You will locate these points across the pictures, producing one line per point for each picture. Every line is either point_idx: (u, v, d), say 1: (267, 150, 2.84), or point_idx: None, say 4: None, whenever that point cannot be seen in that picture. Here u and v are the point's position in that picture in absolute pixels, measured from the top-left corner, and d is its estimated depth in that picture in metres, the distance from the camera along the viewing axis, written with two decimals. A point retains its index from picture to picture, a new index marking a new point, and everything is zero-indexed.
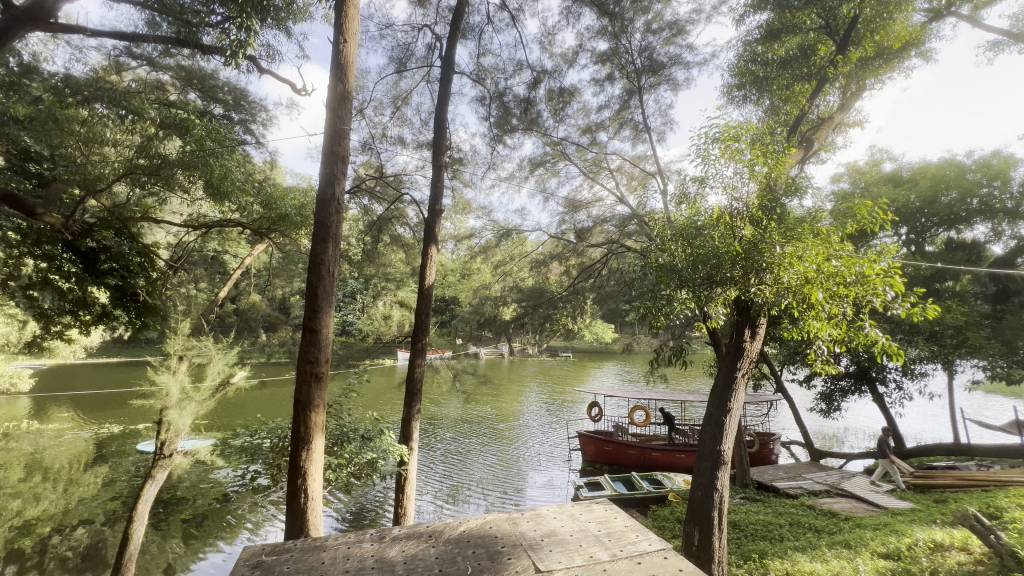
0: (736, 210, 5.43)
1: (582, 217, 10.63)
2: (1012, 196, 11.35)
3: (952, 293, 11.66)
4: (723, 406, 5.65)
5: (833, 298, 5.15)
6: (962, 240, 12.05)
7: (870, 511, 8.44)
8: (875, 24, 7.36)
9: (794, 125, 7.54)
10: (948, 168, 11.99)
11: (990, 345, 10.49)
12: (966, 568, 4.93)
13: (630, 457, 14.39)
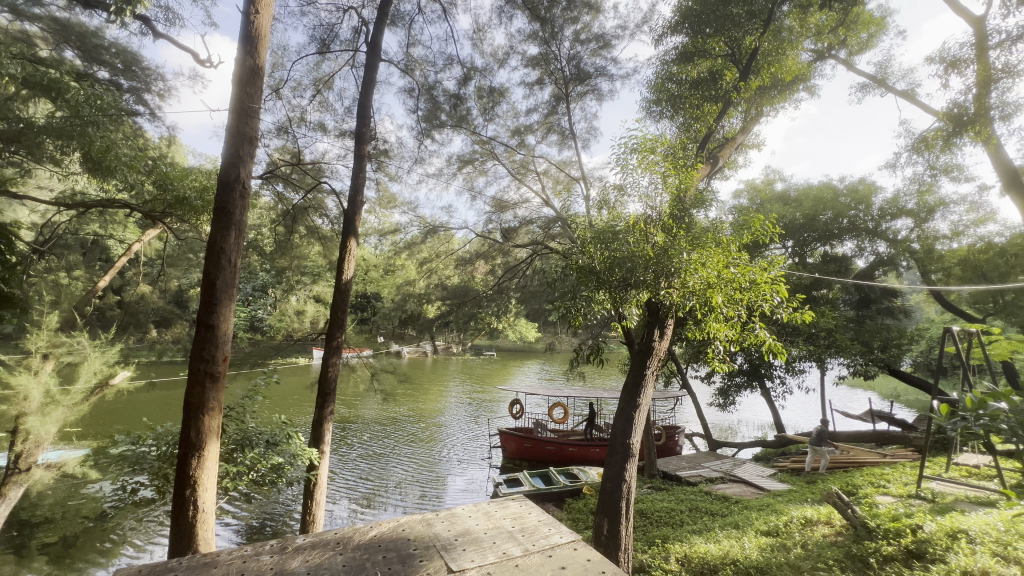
0: (651, 217, 5.77)
1: (509, 217, 10.76)
2: (873, 218, 13.25)
3: (827, 300, 13.32)
4: (633, 401, 5.97)
5: (730, 302, 5.69)
6: (835, 254, 13.80)
7: (757, 494, 9.39)
8: (771, 58, 8.23)
9: (702, 143, 8.19)
10: (826, 190, 13.74)
11: (853, 345, 12.17)
12: (829, 539, 5.68)
13: (549, 452, 14.79)
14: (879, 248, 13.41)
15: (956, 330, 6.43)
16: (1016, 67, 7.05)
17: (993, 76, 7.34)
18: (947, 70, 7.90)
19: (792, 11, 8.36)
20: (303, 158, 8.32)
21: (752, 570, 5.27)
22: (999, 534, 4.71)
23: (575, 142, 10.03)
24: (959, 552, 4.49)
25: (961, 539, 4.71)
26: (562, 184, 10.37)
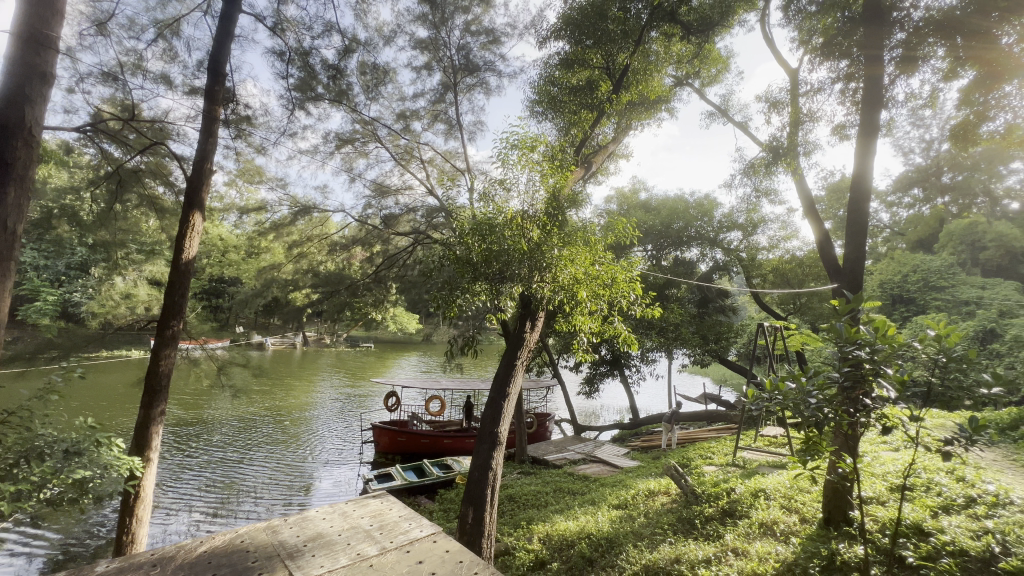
0: (529, 213, 5.91)
1: (389, 204, 10.28)
2: (714, 228, 15.45)
3: (676, 298, 15.23)
4: (503, 390, 6.12)
5: (594, 297, 6.15)
6: (683, 258, 15.73)
7: (612, 472, 10.36)
8: (639, 77, 9.07)
9: (578, 147, 8.68)
10: (679, 202, 15.65)
11: (693, 338, 14.09)
12: (665, 507, 6.50)
13: (423, 445, 14.50)
14: (717, 255, 15.60)
15: (766, 325, 7.75)
16: (815, 113, 8.74)
17: (801, 119, 9.01)
18: (770, 109, 9.47)
19: (658, 38, 9.18)
20: (138, 113, 6.94)
21: (603, 541, 5.76)
22: (785, 490, 5.83)
23: (462, 133, 9.94)
24: (758, 507, 5.49)
25: (760, 497, 5.74)
26: (447, 174, 10.23)
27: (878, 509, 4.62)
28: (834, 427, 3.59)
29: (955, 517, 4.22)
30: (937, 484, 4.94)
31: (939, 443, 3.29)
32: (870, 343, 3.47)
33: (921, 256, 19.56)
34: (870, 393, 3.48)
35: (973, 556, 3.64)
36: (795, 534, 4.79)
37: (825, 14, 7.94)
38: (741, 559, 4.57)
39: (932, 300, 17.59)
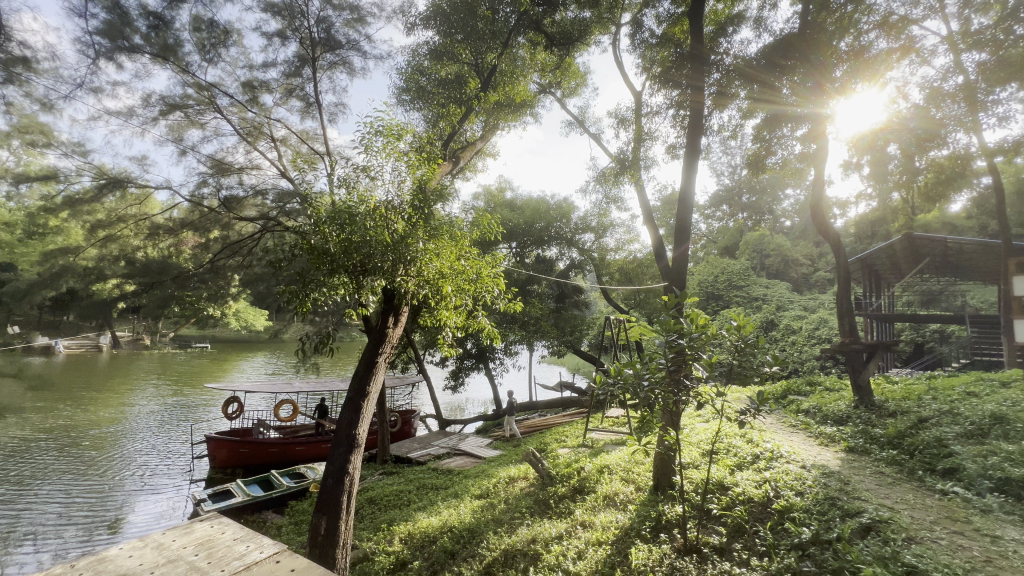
0: (395, 204, 5.67)
1: (231, 183, 8.98)
2: (570, 229, 16.71)
3: (537, 293, 16.15)
4: (362, 390, 5.77)
5: (459, 291, 6.19)
6: (544, 256, 16.76)
7: (475, 463, 10.59)
8: (507, 79, 9.31)
9: (446, 141, 8.59)
10: (542, 203, 16.60)
11: (552, 331, 15.10)
12: (523, 491, 6.85)
13: (271, 455, 13.01)
14: (573, 254, 16.94)
15: (612, 318, 8.64)
16: (654, 132, 9.99)
17: (642, 137, 10.22)
18: (620, 124, 10.56)
19: (525, 44, 9.56)
20: None
21: (465, 532, 5.83)
22: (625, 464, 6.58)
23: (321, 113, 9.14)
24: (603, 482, 6.11)
25: (605, 472, 6.39)
26: (303, 156, 9.30)
27: (694, 473, 5.47)
28: (662, 405, 4.16)
29: (746, 472, 5.22)
30: (733, 446, 6.05)
31: (736, 414, 4.02)
32: (689, 333, 4.10)
33: (727, 260, 23.80)
34: (689, 375, 4.10)
35: (756, 502, 4.55)
36: (631, 502, 5.44)
37: (663, 47, 9.10)
38: (588, 530, 5.02)
39: (733, 297, 21.57)
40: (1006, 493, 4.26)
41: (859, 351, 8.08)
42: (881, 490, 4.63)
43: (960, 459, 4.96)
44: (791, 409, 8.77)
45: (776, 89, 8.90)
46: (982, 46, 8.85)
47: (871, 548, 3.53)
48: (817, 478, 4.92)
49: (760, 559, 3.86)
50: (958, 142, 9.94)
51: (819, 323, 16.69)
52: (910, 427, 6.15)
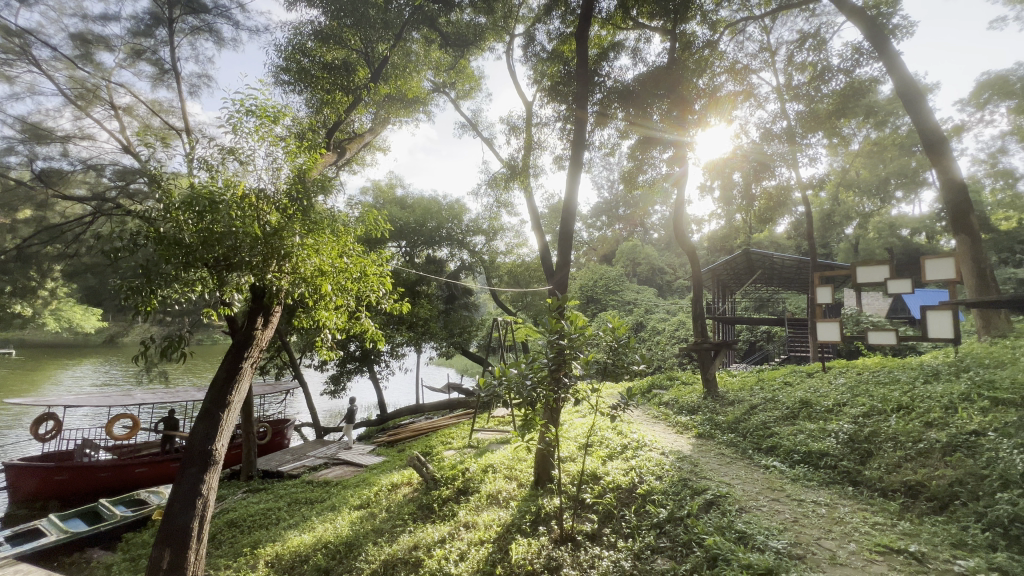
0: (269, 193, 5.13)
1: (51, 153, 7.38)
2: (462, 231, 16.75)
3: (426, 294, 15.90)
4: (222, 400, 5.08)
5: (340, 291, 5.82)
6: (435, 257, 16.56)
7: (356, 472, 10.04)
8: (398, 73, 9.05)
9: (330, 130, 8.01)
10: (433, 203, 16.40)
11: (441, 332, 14.95)
12: (406, 498, 6.65)
13: (101, 482, 10.89)
14: (464, 255, 16.99)
15: (500, 320, 8.81)
16: (543, 143, 10.46)
17: (532, 145, 10.64)
18: (511, 132, 10.88)
19: (419, 39, 9.38)
20: None
21: (341, 547, 5.48)
22: (509, 462, 6.76)
23: (179, 83, 7.96)
24: (486, 480, 6.21)
25: (490, 471, 6.50)
26: (153, 130, 8.00)
27: (571, 465, 5.81)
28: (543, 403, 4.35)
29: (616, 461, 5.70)
30: (606, 439, 6.55)
31: (609, 408, 4.35)
32: (568, 333, 4.36)
33: (605, 267, 25.87)
34: (569, 373, 4.34)
35: (624, 488, 4.99)
36: (513, 498, 5.60)
37: (553, 62, 9.60)
38: (471, 531, 5.06)
39: (610, 300, 23.51)
40: (808, 464, 5.23)
41: (708, 349, 9.31)
42: (722, 468, 5.38)
43: (779, 438, 5.97)
44: (655, 402, 9.81)
45: (648, 114, 9.93)
46: (800, 98, 10.81)
47: (713, 520, 4.07)
48: (674, 462, 5.56)
49: (625, 540, 4.23)
50: (782, 176, 12.01)
51: (678, 325, 18.94)
52: (743, 413, 7.26)
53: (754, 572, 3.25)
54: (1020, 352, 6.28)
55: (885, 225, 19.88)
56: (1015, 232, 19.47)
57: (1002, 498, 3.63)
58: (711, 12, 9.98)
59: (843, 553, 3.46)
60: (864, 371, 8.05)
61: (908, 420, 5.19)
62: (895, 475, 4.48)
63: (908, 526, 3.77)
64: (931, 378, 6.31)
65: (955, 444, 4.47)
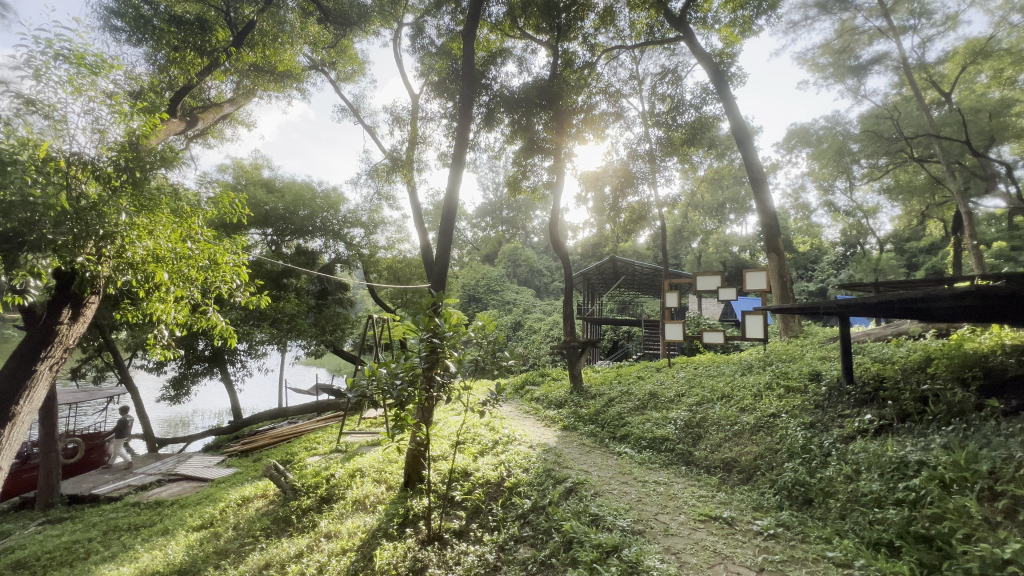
0: (86, 159, 4.20)
1: None
2: (339, 222, 15.67)
3: (294, 288, 14.55)
4: (5, 412, 4.03)
5: (182, 281, 5.01)
6: (306, 248, 15.36)
7: (198, 488, 8.78)
8: (267, 40, 8.12)
9: (176, 96, 6.74)
10: (306, 189, 15.05)
11: (310, 329, 13.78)
12: (259, 512, 5.99)
13: None
14: (339, 248, 15.92)
15: (376, 317, 8.35)
16: (428, 138, 10.27)
17: (417, 139, 10.39)
18: (395, 122, 10.49)
19: (295, 10, 8.56)
20: None
21: None
22: (378, 464, 6.48)
23: None
24: (354, 486, 5.88)
25: (357, 476, 6.16)
26: None
27: (442, 464, 5.77)
28: (414, 401, 4.28)
29: (486, 457, 5.83)
30: (479, 436, 6.63)
31: (480, 404, 4.40)
32: (442, 330, 4.34)
33: (487, 267, 26.34)
34: (442, 372, 4.33)
35: (492, 483, 5.12)
36: (381, 502, 5.38)
37: (441, 58, 9.51)
38: (332, 541, 4.74)
39: (490, 300, 24.05)
40: (653, 448, 5.93)
41: (576, 347, 9.98)
42: (582, 457, 5.82)
43: (631, 427, 6.65)
44: (527, 397, 10.25)
45: (530, 123, 10.36)
46: (660, 125, 12.21)
47: (571, 506, 4.37)
48: (540, 454, 5.86)
49: (491, 533, 4.35)
50: (644, 193, 13.41)
51: (551, 324, 20.08)
52: (603, 405, 7.94)
53: (602, 550, 3.57)
54: (807, 349, 7.89)
55: (721, 242, 23.42)
56: (808, 254, 24.43)
57: (788, 466, 4.50)
58: (590, 35, 10.79)
59: (674, 524, 3.97)
60: (700, 366, 9.37)
61: (729, 406, 6.17)
62: (717, 454, 5.28)
63: (724, 496, 4.47)
64: (746, 371, 7.58)
65: (760, 425, 5.43)
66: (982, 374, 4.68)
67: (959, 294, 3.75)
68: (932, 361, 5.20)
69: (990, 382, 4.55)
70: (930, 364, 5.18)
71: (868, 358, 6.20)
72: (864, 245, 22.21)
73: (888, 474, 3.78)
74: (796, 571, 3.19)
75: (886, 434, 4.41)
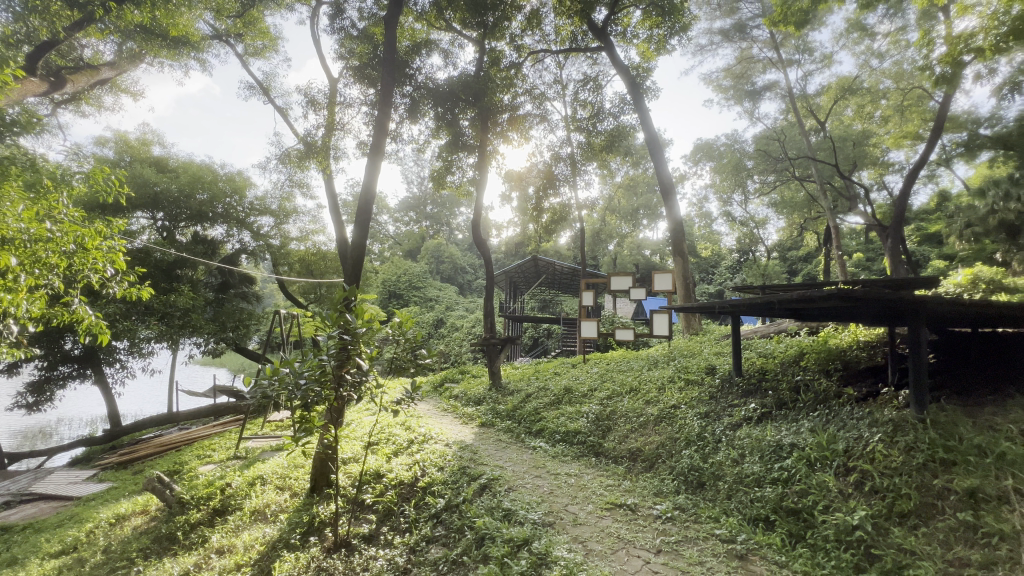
0: None
1: None
2: (244, 210, 14.38)
3: (189, 280, 13.09)
4: None
5: (36, 268, 4.21)
6: (205, 236, 13.89)
7: (60, 509, 7.57)
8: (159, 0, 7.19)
9: (39, 49, 5.74)
10: (205, 171, 13.60)
11: (207, 325, 12.47)
12: (137, 531, 5.30)
13: None
14: (245, 238, 14.62)
15: (284, 314, 7.73)
16: (346, 125, 9.74)
17: (334, 125, 9.81)
18: (310, 105, 9.84)
19: None
20: None
21: None
22: (282, 470, 6.03)
23: None
24: (253, 495, 5.41)
25: (258, 484, 5.67)
26: None
27: (353, 466, 5.51)
28: (323, 402, 4.03)
29: (401, 458, 5.65)
30: (393, 436, 6.41)
31: (392, 404, 4.24)
32: (353, 327, 4.12)
33: (409, 263, 25.67)
34: (354, 370, 4.11)
35: (406, 483, 4.98)
36: (284, 511, 5.01)
37: (363, 42, 9.07)
38: (225, 557, 4.32)
39: (411, 297, 23.48)
40: (566, 441, 6.13)
41: (495, 344, 10.02)
42: (498, 453, 5.86)
43: (546, 421, 6.83)
44: (445, 395, 10.13)
45: (455, 117, 10.23)
46: (582, 131, 12.67)
47: (484, 502, 4.37)
48: (456, 452, 5.81)
49: (402, 536, 4.24)
50: (565, 195, 13.82)
51: (473, 322, 20.05)
52: (520, 401, 8.07)
53: (513, 544, 3.61)
54: (705, 345, 8.61)
55: (634, 246, 24.85)
56: (709, 259, 26.75)
57: (685, 453, 4.88)
58: (517, 36, 10.90)
59: (583, 514, 4.12)
60: (612, 362, 9.88)
61: (636, 399, 6.55)
62: (624, 444, 5.59)
63: (629, 484, 4.74)
64: (652, 366, 8.11)
65: (662, 416, 5.83)
66: (842, 367, 5.39)
67: (825, 296, 4.24)
68: (804, 355, 5.92)
69: (848, 373, 5.28)
70: (802, 358, 5.88)
71: (755, 353, 6.90)
72: (755, 252, 24.80)
73: (766, 456, 4.24)
74: (688, 549, 3.46)
75: (766, 421, 4.94)
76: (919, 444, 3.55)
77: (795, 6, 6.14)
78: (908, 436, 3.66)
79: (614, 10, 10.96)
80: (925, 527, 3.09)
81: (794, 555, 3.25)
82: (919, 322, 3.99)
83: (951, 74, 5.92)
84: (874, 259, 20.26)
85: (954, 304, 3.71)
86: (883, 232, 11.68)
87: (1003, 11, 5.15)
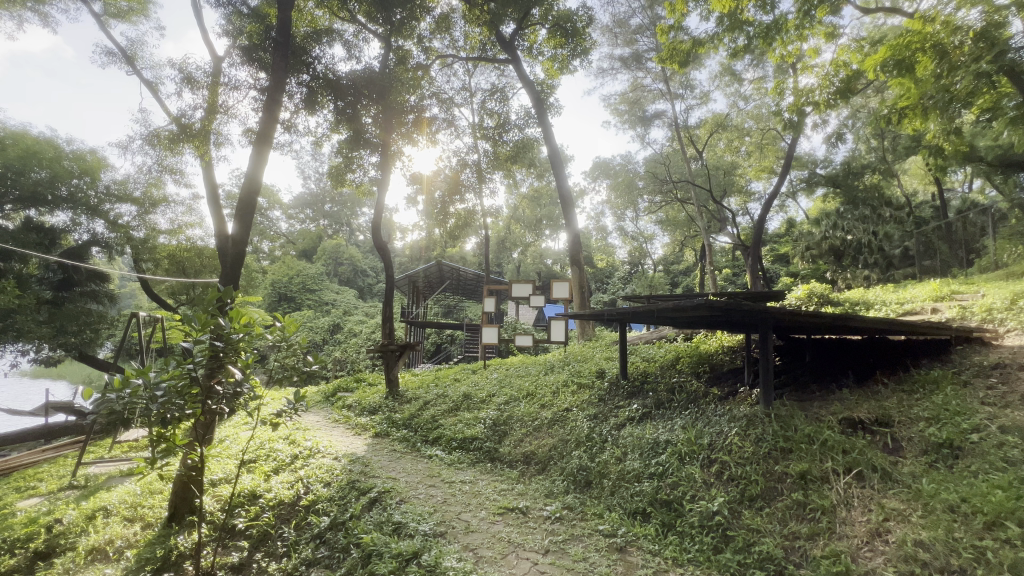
0: None
1: None
2: (96, 194, 12.32)
3: (16, 275, 10.78)
4: None
5: None
6: (41, 223, 11.59)
7: None
8: None
9: None
10: (45, 144, 11.41)
11: (38, 329, 10.37)
12: None
13: None
14: (97, 227, 12.44)
15: (143, 317, 6.68)
16: (230, 109, 8.79)
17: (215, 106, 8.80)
18: (185, 82, 8.73)
19: None
20: None
21: None
22: (133, 498, 5.20)
23: None
24: (91, 531, 4.57)
25: (99, 516, 4.82)
26: None
27: (223, 488, 4.94)
28: (186, 418, 3.52)
29: (281, 475, 5.18)
30: (275, 451, 5.86)
31: (271, 416, 3.85)
32: (226, 332, 3.67)
33: (303, 263, 23.89)
34: (225, 381, 3.66)
35: (286, 503, 4.61)
36: (132, 547, 4.32)
37: (254, 20, 8.31)
38: None
39: (304, 300, 21.87)
40: (463, 448, 6.11)
41: (394, 350, 9.64)
42: (391, 464, 5.63)
43: (443, 429, 6.73)
44: (337, 406, 9.51)
45: (356, 113, 9.75)
46: (488, 139, 12.83)
47: (373, 517, 4.16)
48: (346, 465, 5.48)
49: (279, 562, 3.94)
50: (471, 202, 13.86)
51: (373, 327, 19.20)
52: (418, 409, 7.86)
53: (402, 559, 3.47)
54: (597, 351, 9.12)
55: (537, 254, 25.70)
56: (604, 270, 28.56)
57: (575, 454, 5.11)
58: (425, 37, 10.76)
59: (476, 520, 4.12)
60: (511, 367, 10.04)
61: (532, 403, 6.74)
62: (519, 448, 5.71)
63: (522, 487, 4.84)
64: (549, 372, 8.39)
65: (555, 419, 6.06)
66: (711, 372, 6.02)
67: (697, 306, 4.73)
68: (680, 360, 6.54)
69: (714, 375, 5.95)
70: (678, 363, 6.48)
71: (640, 358, 7.46)
72: (643, 266, 27.01)
73: (645, 453, 4.60)
74: (573, 547, 3.62)
75: (646, 419, 5.36)
76: (766, 436, 4.10)
77: (679, 47, 6.84)
78: (757, 429, 4.20)
79: (522, 25, 11.36)
80: (768, 507, 3.56)
81: (665, 542, 3.57)
82: (768, 330, 4.62)
83: (796, 121, 7.00)
84: (738, 275, 23.21)
85: (795, 314, 4.32)
86: (744, 251, 13.42)
87: (833, 74, 6.25)
